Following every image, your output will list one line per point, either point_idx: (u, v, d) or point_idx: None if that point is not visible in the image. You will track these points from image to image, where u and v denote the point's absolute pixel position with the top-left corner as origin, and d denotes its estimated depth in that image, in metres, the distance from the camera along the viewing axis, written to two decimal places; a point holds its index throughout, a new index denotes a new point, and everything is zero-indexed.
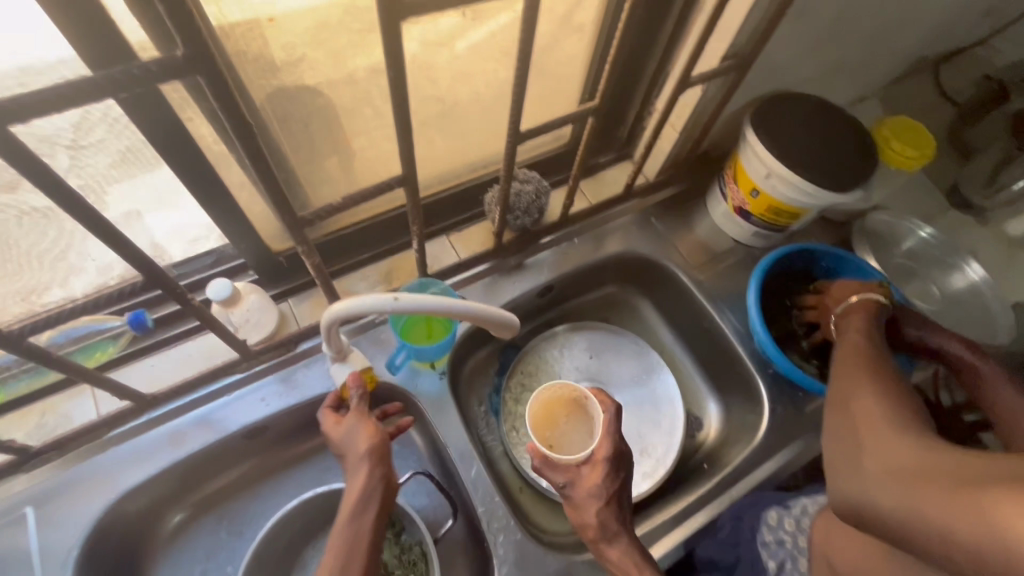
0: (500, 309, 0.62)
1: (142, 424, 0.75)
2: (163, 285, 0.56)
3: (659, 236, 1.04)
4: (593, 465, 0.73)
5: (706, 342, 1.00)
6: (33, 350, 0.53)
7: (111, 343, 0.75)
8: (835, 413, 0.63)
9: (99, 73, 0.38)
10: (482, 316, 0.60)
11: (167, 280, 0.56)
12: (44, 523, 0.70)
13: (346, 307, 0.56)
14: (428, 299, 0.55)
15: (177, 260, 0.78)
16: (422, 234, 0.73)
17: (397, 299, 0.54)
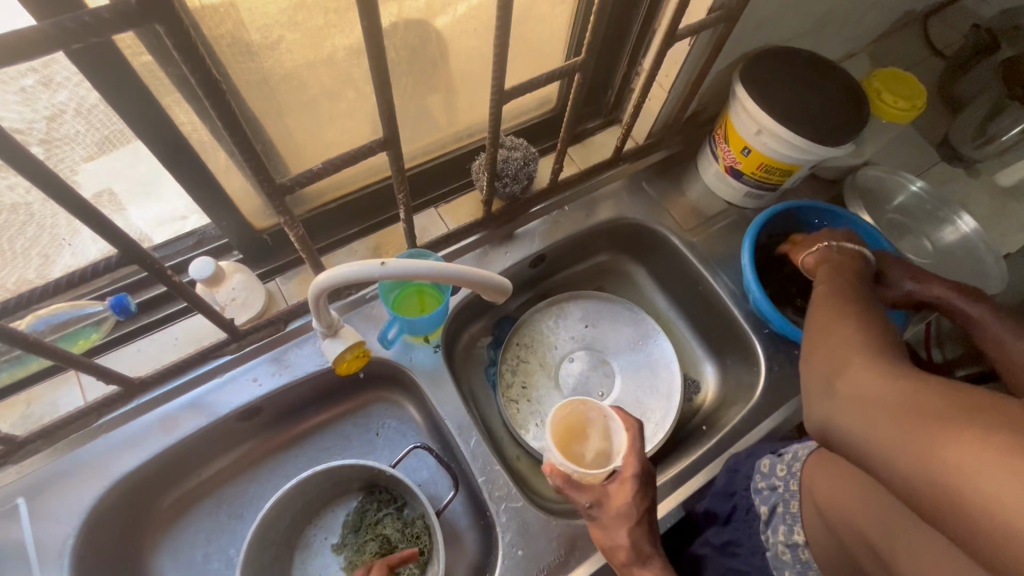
0: (491, 272, 0.61)
1: (132, 409, 0.74)
2: (140, 262, 0.54)
3: (651, 201, 1.03)
4: (621, 483, 0.69)
5: (701, 305, 1.00)
6: (7, 332, 0.50)
7: (94, 328, 0.73)
8: (815, 349, 0.64)
9: (46, 23, 0.35)
10: (473, 280, 0.59)
11: (145, 256, 0.54)
12: (37, 514, 0.69)
13: (332, 275, 0.54)
14: (417, 263, 0.54)
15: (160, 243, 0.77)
16: (410, 204, 0.72)
17: (385, 264, 0.53)
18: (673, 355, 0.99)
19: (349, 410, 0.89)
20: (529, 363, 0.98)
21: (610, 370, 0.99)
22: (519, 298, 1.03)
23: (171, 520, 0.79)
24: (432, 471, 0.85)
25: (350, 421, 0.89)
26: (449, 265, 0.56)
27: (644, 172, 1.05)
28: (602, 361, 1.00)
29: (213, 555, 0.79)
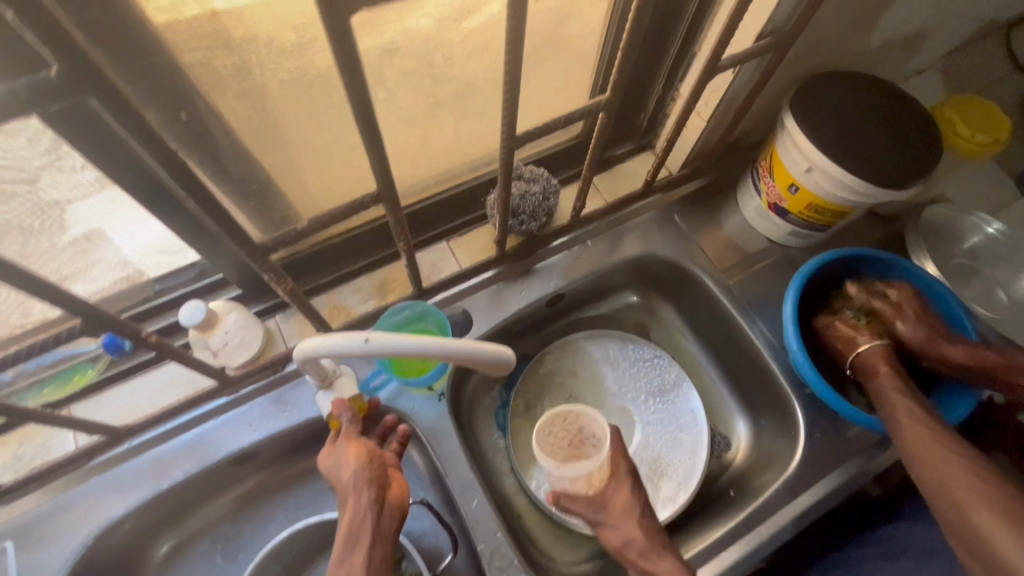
0: (494, 344, 0.54)
1: (124, 452, 0.72)
2: (111, 326, 0.50)
3: (684, 236, 0.94)
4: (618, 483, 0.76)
5: (735, 354, 0.91)
6: None
7: (90, 365, 0.71)
8: (946, 511, 0.60)
9: None
10: (473, 354, 0.52)
11: (115, 322, 0.50)
12: (26, 557, 0.67)
13: (310, 350, 0.48)
14: (406, 340, 0.47)
15: (156, 275, 0.73)
16: (412, 249, 0.66)
17: (368, 340, 0.47)
18: (701, 408, 0.90)
19: None
20: (543, 407, 0.91)
21: (631, 420, 0.91)
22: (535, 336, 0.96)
23: (163, 563, 0.77)
24: (433, 526, 0.79)
25: None
26: (445, 342, 0.49)
27: (677, 204, 0.96)
28: (623, 409, 0.92)
29: None
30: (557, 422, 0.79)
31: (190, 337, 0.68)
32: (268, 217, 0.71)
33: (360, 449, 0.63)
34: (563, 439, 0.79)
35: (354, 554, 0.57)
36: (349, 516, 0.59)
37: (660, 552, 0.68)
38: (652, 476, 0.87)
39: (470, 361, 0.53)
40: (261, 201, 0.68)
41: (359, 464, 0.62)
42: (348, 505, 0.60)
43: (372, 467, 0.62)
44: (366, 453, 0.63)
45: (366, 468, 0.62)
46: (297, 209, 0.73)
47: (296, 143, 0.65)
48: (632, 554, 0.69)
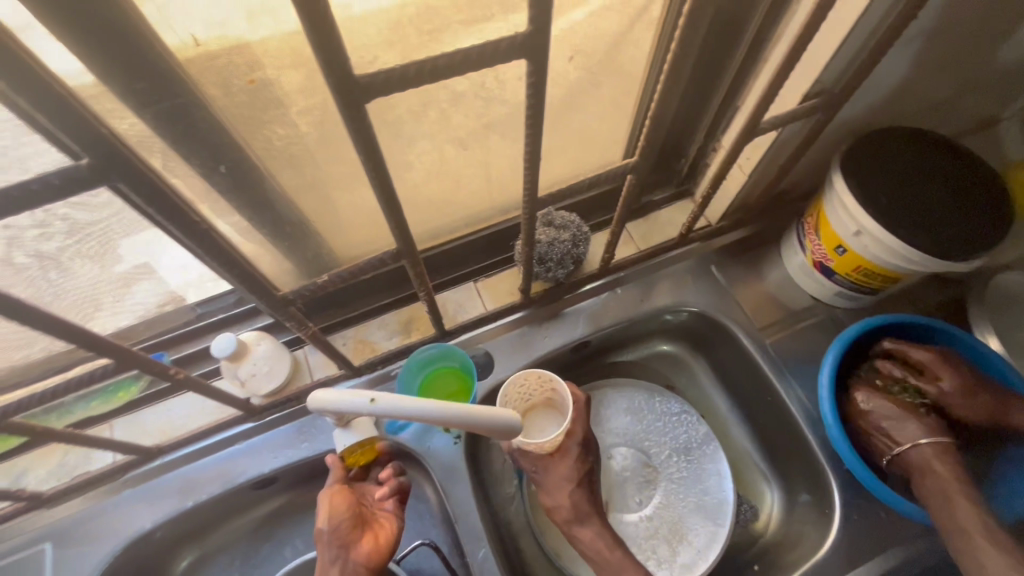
0: (501, 410, 0.53)
1: (155, 469, 0.76)
2: (137, 364, 0.54)
3: (720, 288, 0.91)
4: (565, 452, 0.73)
5: (769, 417, 0.86)
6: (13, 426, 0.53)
7: (134, 382, 0.76)
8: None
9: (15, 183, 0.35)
10: (480, 421, 0.51)
11: (140, 359, 0.54)
12: (59, 561, 0.72)
13: (317, 400, 0.47)
14: (412, 406, 0.47)
15: (198, 300, 0.77)
16: (432, 295, 0.66)
17: (374, 401, 0.47)
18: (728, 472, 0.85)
19: None
20: None
21: (653, 476, 0.87)
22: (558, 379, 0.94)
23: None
24: (441, 570, 0.78)
25: None
26: (452, 408, 0.48)
27: (715, 254, 0.93)
28: (646, 464, 0.89)
29: None
30: (531, 380, 0.73)
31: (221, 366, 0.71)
32: (301, 255, 0.74)
33: (331, 500, 0.65)
34: (524, 398, 0.75)
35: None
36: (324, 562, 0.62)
37: (586, 519, 0.72)
38: (670, 540, 0.82)
39: (476, 429, 0.52)
40: (294, 240, 0.71)
41: (331, 517, 0.64)
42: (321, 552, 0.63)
43: (344, 521, 0.64)
44: (338, 503, 0.65)
45: (337, 520, 0.64)
46: (328, 248, 0.75)
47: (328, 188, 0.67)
48: (560, 518, 0.72)
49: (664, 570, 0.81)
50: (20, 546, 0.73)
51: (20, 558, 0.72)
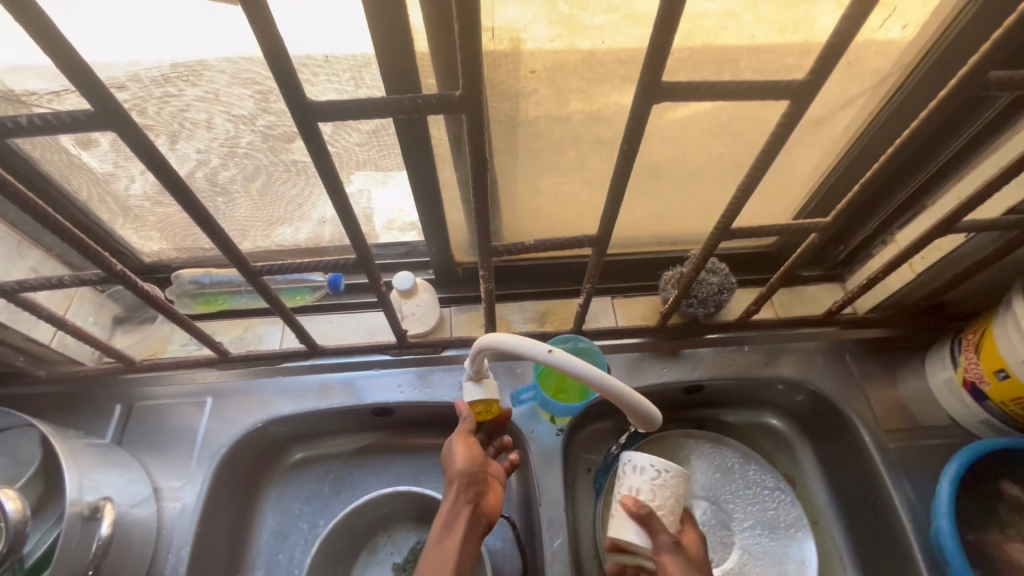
0: (646, 402, 0.59)
1: (304, 367, 0.87)
2: (368, 271, 0.66)
3: (851, 378, 0.89)
4: (673, 554, 0.67)
5: (873, 525, 0.82)
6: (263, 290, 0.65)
7: (309, 292, 0.90)
8: None
9: (393, 98, 0.44)
10: (624, 401, 0.57)
11: (371, 266, 0.66)
12: (213, 414, 0.84)
13: (501, 340, 0.59)
14: (580, 364, 0.55)
15: (381, 241, 0.89)
16: (592, 292, 0.73)
17: (551, 352, 0.55)
18: (812, 564, 0.83)
19: None
20: None
21: (729, 540, 0.87)
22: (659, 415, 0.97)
23: (291, 469, 0.90)
24: (508, 548, 0.82)
25: None
26: (610, 380, 0.56)
27: (855, 345, 0.92)
28: (725, 525, 0.88)
29: (306, 517, 0.88)
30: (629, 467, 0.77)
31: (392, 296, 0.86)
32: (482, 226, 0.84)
33: (472, 451, 0.71)
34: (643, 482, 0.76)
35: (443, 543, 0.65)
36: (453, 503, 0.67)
37: None
38: None
39: (621, 407, 0.58)
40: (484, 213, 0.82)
41: (466, 459, 0.70)
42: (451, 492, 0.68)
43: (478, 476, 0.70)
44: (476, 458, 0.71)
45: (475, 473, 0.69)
46: (505, 228, 0.85)
47: (531, 177, 0.77)
48: None
49: None
50: (187, 392, 0.86)
51: (185, 401, 0.85)
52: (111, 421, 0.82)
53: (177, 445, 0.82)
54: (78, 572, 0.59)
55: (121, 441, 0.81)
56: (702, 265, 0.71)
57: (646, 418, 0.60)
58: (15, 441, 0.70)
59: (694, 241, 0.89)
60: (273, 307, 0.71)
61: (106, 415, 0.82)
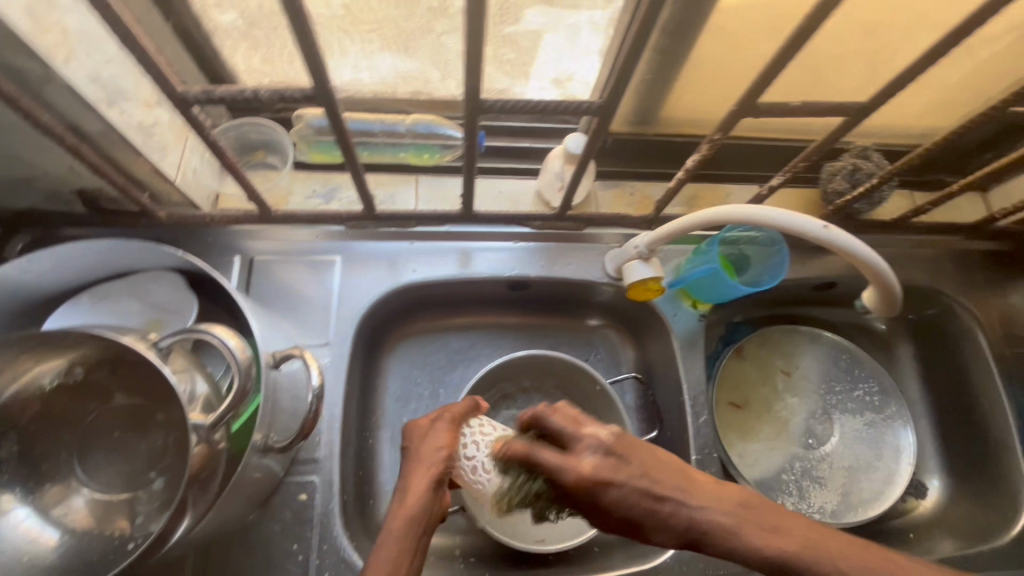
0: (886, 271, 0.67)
1: (440, 233, 0.81)
2: (599, 119, 0.56)
3: (978, 286, 0.90)
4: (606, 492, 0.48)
5: (963, 418, 0.89)
6: (472, 137, 0.57)
7: (439, 151, 0.80)
8: None
9: None
10: (879, 280, 0.66)
11: (602, 121, 0.57)
12: (345, 274, 0.78)
13: (790, 227, 0.59)
14: (852, 241, 0.61)
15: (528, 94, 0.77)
16: (783, 184, 0.69)
17: (830, 229, 0.60)
18: (913, 446, 0.89)
19: (578, 325, 0.92)
20: (751, 373, 0.94)
21: (830, 426, 0.92)
22: (766, 310, 0.98)
23: (408, 337, 0.88)
24: (636, 404, 0.87)
25: (575, 337, 0.91)
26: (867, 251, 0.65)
27: (983, 257, 0.91)
28: (826, 412, 0.93)
29: (425, 383, 0.86)
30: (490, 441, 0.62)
31: (556, 152, 0.76)
32: (649, 94, 0.76)
33: (450, 444, 0.59)
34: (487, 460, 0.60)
35: (384, 544, 0.52)
36: (394, 515, 0.53)
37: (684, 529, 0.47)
38: (834, 481, 0.88)
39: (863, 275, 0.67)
40: (659, 79, 0.73)
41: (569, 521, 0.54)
42: (408, 498, 0.54)
43: (431, 462, 0.57)
44: (449, 443, 0.59)
45: (424, 458, 0.58)
46: (672, 99, 0.76)
47: (728, 38, 0.68)
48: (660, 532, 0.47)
49: (823, 500, 0.87)
50: (311, 250, 0.78)
51: (309, 259, 0.78)
52: (234, 271, 0.76)
53: (308, 305, 0.76)
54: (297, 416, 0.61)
55: (248, 292, 0.75)
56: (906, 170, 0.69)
57: (889, 301, 0.71)
58: (151, 285, 0.63)
59: (864, 132, 0.84)
60: (463, 165, 0.63)
61: (228, 266, 0.76)
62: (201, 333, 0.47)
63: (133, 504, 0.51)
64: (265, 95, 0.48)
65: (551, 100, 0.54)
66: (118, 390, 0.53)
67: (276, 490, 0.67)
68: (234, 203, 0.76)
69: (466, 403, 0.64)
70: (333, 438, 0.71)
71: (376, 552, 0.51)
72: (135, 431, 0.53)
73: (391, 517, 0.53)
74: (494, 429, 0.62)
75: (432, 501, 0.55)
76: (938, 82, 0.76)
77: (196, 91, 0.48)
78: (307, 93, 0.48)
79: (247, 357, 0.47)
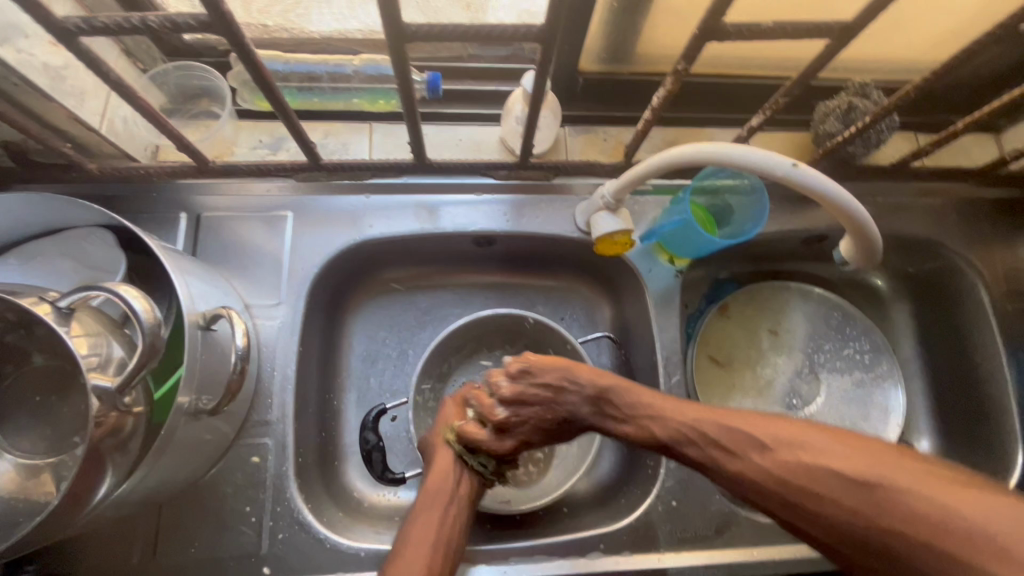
0: (870, 218, 0.59)
1: (398, 185, 0.76)
2: (545, 47, 0.50)
3: (983, 236, 0.83)
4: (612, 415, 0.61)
5: (958, 378, 0.85)
6: (406, 74, 0.51)
7: (393, 96, 0.74)
8: None
9: None
10: (858, 228, 0.59)
11: (549, 50, 0.50)
12: (297, 230, 0.74)
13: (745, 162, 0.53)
14: (821, 181, 0.53)
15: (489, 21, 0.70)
16: (764, 124, 0.63)
17: (795, 166, 0.53)
18: (903, 406, 0.85)
19: (550, 282, 0.87)
20: (735, 332, 0.90)
21: (816, 386, 0.88)
22: (753, 265, 0.92)
23: (373, 296, 0.84)
24: (609, 364, 0.84)
25: (547, 295, 0.87)
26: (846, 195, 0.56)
27: (990, 205, 0.84)
28: (813, 372, 0.89)
29: (391, 344, 0.83)
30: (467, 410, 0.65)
31: (518, 94, 0.71)
32: (619, 24, 0.68)
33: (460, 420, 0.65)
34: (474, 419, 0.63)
35: (427, 506, 0.60)
36: (430, 484, 0.61)
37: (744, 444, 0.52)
38: None
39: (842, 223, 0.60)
40: (628, 5, 0.65)
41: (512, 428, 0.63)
42: (434, 472, 0.62)
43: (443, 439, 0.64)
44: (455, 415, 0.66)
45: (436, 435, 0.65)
46: (645, 30, 0.69)
47: None
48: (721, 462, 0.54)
49: None
50: (260, 204, 0.74)
51: (258, 215, 0.74)
52: (179, 227, 0.72)
53: (259, 263, 0.72)
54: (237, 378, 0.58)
55: (195, 250, 0.71)
56: (901, 107, 0.61)
57: (872, 253, 0.63)
58: (81, 243, 0.60)
59: (863, 66, 0.75)
60: (404, 107, 0.57)
61: (172, 222, 0.71)
62: (101, 290, 0.43)
63: (58, 469, 0.49)
64: (155, 22, 0.43)
65: (487, 25, 0.47)
66: (36, 351, 0.50)
67: (227, 453, 0.65)
68: (175, 155, 0.71)
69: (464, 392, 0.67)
70: (287, 400, 0.68)
71: (410, 527, 0.58)
72: (58, 395, 0.51)
73: (428, 487, 0.61)
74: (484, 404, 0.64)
75: (461, 468, 0.62)
76: (948, 4, 0.68)
77: (77, 19, 0.42)
78: (201, 20, 0.42)
79: (154, 317, 0.44)
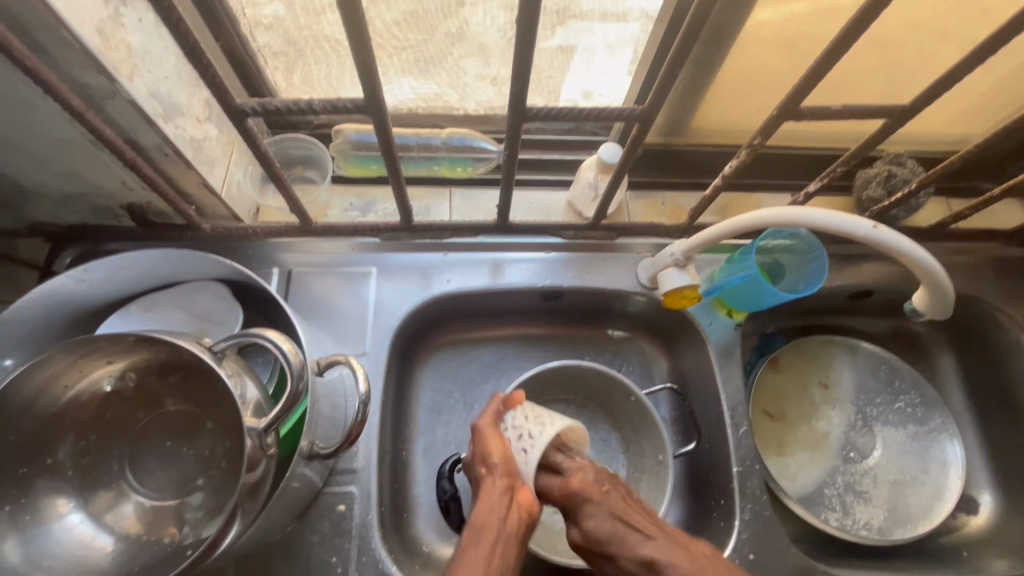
0: (936, 269, 0.65)
1: (475, 243, 0.82)
2: (639, 125, 0.57)
3: (1023, 292, 0.87)
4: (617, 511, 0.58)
5: (1014, 432, 0.86)
6: (513, 148, 0.59)
7: (472, 164, 0.82)
8: None
9: None
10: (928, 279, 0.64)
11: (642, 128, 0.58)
12: (381, 285, 0.79)
13: (822, 224, 0.59)
14: (896, 239, 0.59)
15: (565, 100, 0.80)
16: (820, 190, 0.69)
17: (874, 228, 0.59)
18: (960, 460, 0.86)
19: (610, 335, 0.91)
20: (788, 387, 0.92)
21: (873, 441, 0.89)
22: (799, 320, 0.95)
23: (441, 349, 0.88)
24: (671, 417, 0.86)
25: (607, 347, 0.90)
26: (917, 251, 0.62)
27: None
28: (868, 427, 0.90)
29: (458, 396, 0.85)
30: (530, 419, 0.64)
31: (590, 163, 0.78)
32: (681, 104, 0.77)
33: (504, 448, 0.60)
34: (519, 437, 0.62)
35: (472, 543, 0.52)
36: (477, 517, 0.54)
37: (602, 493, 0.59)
38: (881, 499, 0.85)
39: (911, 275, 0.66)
40: (689, 90, 0.74)
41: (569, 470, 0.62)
42: (482, 507, 0.55)
43: (487, 470, 0.59)
44: (502, 447, 0.60)
45: (484, 463, 0.59)
46: (703, 109, 0.77)
47: (760, 49, 0.69)
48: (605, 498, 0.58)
49: (868, 516, 0.84)
50: (346, 261, 0.79)
51: (346, 271, 0.79)
52: (273, 283, 0.77)
53: (346, 316, 0.77)
54: (341, 425, 0.61)
55: (287, 304, 0.76)
56: (944, 176, 0.68)
57: (936, 301, 0.69)
58: (195, 296, 0.65)
59: (897, 139, 0.83)
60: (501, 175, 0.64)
61: (267, 278, 0.77)
62: (256, 338, 0.47)
63: (182, 512, 0.52)
64: (319, 106, 0.50)
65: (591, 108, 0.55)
66: (169, 397, 0.55)
67: (315, 501, 0.67)
68: (275, 216, 0.78)
69: (493, 402, 0.65)
70: (371, 448, 0.70)
71: (462, 551, 0.52)
72: (183, 440, 0.54)
73: (475, 523, 0.53)
74: (525, 420, 0.63)
75: (509, 502, 0.55)
76: (972, 87, 0.76)
77: (252, 104, 0.50)
78: (359, 104, 0.50)
79: (299, 360, 0.48)
